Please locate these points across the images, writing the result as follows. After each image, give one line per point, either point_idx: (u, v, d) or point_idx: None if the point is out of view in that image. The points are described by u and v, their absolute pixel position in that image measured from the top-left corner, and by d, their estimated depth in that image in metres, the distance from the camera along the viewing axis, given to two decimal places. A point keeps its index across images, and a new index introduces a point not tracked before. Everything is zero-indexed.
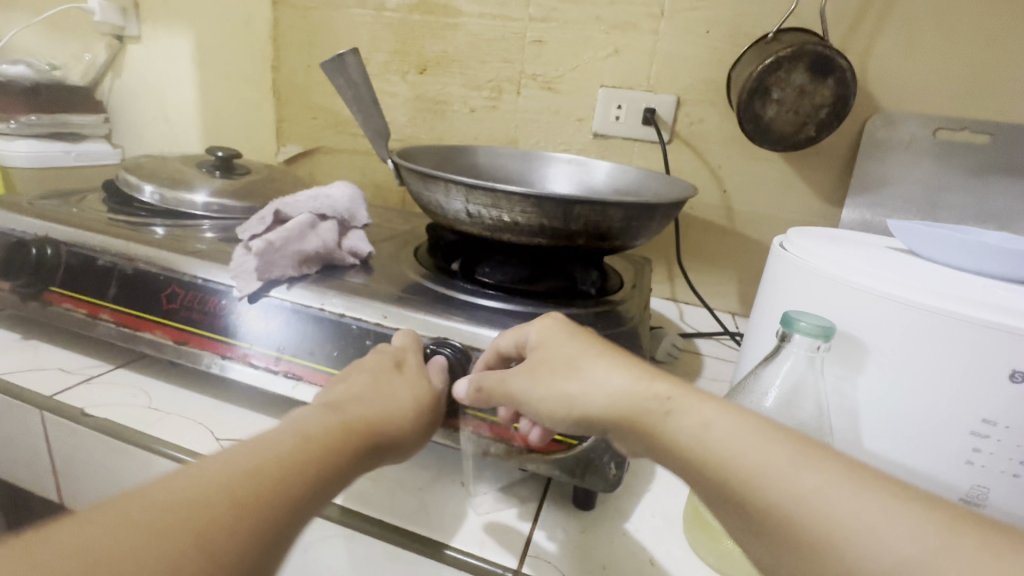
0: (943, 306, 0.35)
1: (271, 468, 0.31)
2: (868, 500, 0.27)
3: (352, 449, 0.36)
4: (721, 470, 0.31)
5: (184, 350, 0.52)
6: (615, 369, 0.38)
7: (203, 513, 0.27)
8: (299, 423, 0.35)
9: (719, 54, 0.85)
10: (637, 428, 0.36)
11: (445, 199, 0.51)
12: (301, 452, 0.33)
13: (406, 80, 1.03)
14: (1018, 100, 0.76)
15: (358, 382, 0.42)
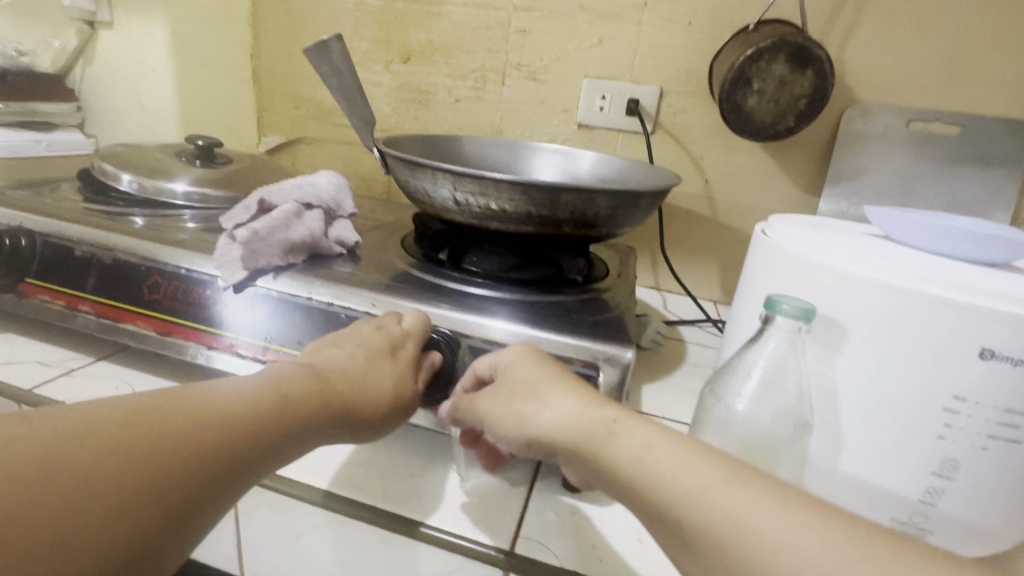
0: (918, 287, 0.37)
1: (228, 418, 0.36)
2: (790, 517, 0.31)
3: (311, 414, 0.40)
4: (662, 493, 0.34)
5: (168, 341, 0.51)
6: (571, 396, 0.41)
7: (155, 446, 0.33)
8: (274, 381, 0.40)
9: (701, 45, 0.86)
10: (586, 453, 0.39)
11: (433, 186, 0.51)
12: (260, 411, 0.37)
13: (389, 70, 1.02)
14: (984, 92, 0.79)
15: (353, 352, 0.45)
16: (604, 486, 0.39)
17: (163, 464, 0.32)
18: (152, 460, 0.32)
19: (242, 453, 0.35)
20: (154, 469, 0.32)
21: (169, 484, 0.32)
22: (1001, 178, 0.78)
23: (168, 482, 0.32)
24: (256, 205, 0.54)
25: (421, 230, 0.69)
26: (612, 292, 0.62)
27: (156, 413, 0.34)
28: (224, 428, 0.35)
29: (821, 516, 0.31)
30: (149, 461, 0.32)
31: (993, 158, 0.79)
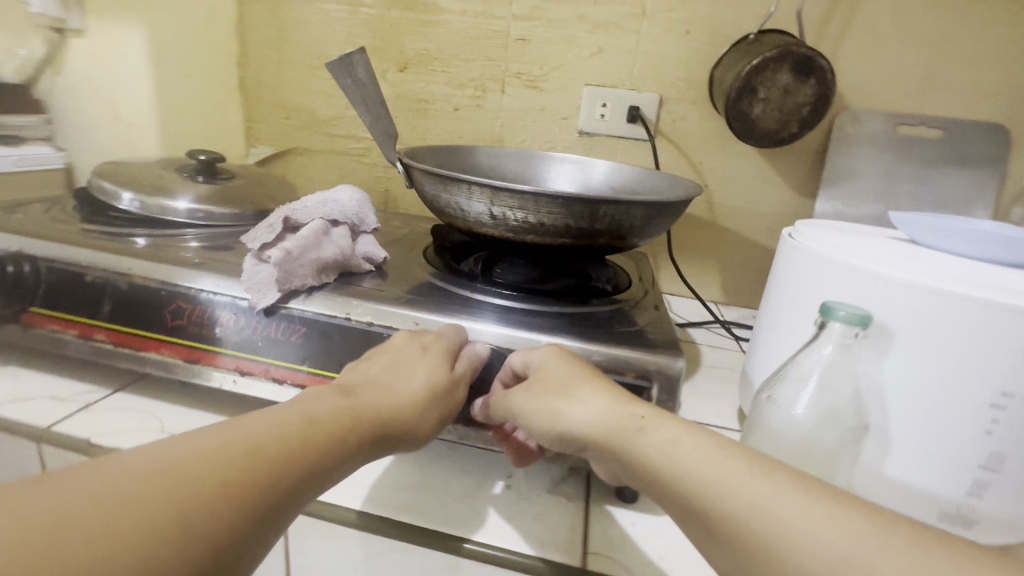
0: (962, 290, 0.38)
1: (255, 446, 0.34)
2: (812, 505, 0.31)
3: (342, 435, 0.38)
4: (690, 482, 0.35)
5: (197, 369, 0.49)
6: (600, 394, 0.43)
7: (184, 486, 0.30)
8: (301, 409, 0.38)
9: (700, 54, 0.88)
10: (616, 448, 0.40)
11: (467, 201, 0.51)
12: (289, 440, 0.35)
13: (385, 79, 1.00)
14: (966, 98, 0.83)
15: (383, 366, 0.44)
16: (633, 480, 0.39)
17: (194, 503, 0.30)
18: (182, 500, 0.30)
19: (275, 484, 0.33)
20: (185, 509, 0.29)
21: (203, 522, 0.30)
22: (983, 178, 0.83)
23: (202, 521, 0.30)
24: (280, 222, 0.52)
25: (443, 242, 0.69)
26: (639, 299, 0.62)
27: (182, 454, 0.32)
28: (251, 457, 0.33)
29: (840, 501, 0.31)
30: (180, 502, 0.30)
31: (976, 159, 0.83)
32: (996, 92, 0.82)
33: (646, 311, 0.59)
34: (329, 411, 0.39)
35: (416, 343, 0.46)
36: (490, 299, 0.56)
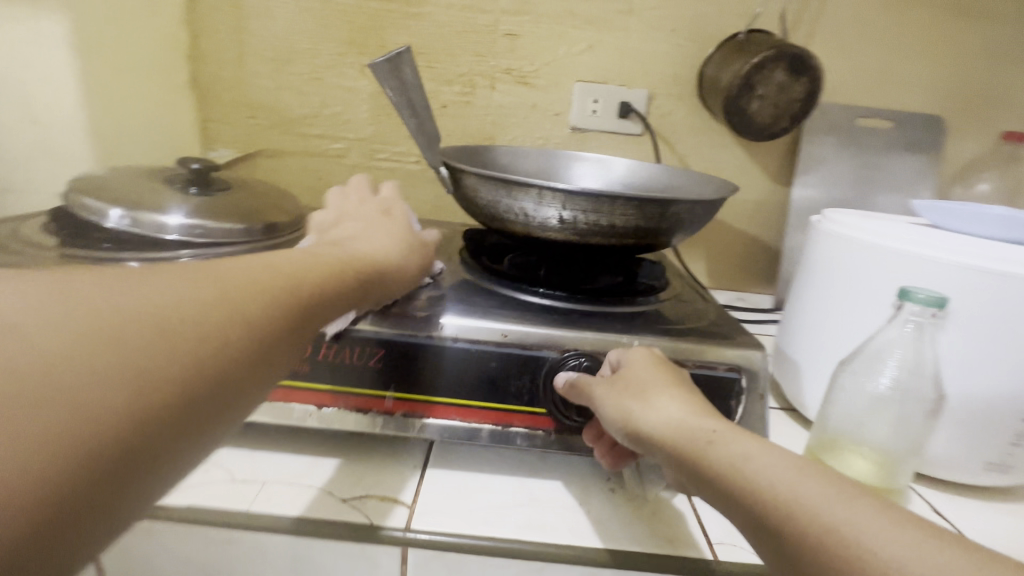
0: (1010, 270, 0.43)
1: (272, 276, 0.35)
2: (890, 525, 0.27)
3: (329, 294, 0.39)
4: (769, 502, 0.31)
5: (263, 406, 0.45)
6: (678, 401, 0.39)
7: (185, 319, 0.29)
8: (285, 263, 0.38)
9: (686, 51, 0.91)
10: (683, 458, 0.36)
11: (536, 206, 0.50)
12: (283, 291, 0.35)
13: (365, 74, 0.94)
14: (912, 92, 0.94)
15: (354, 243, 0.48)
16: (701, 495, 0.35)
17: (200, 338, 0.29)
18: (187, 334, 0.29)
19: (275, 328, 0.34)
20: (189, 340, 0.29)
21: (213, 355, 0.30)
22: (927, 162, 0.94)
23: (209, 354, 0.30)
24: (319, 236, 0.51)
25: (478, 244, 0.68)
26: (680, 292, 0.64)
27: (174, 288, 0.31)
28: (271, 287, 0.35)
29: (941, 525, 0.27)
30: (184, 336, 0.29)
31: (922, 146, 0.94)
32: (935, 87, 0.93)
33: (693, 305, 0.61)
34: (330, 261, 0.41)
35: (377, 234, 0.51)
36: (531, 300, 0.56)
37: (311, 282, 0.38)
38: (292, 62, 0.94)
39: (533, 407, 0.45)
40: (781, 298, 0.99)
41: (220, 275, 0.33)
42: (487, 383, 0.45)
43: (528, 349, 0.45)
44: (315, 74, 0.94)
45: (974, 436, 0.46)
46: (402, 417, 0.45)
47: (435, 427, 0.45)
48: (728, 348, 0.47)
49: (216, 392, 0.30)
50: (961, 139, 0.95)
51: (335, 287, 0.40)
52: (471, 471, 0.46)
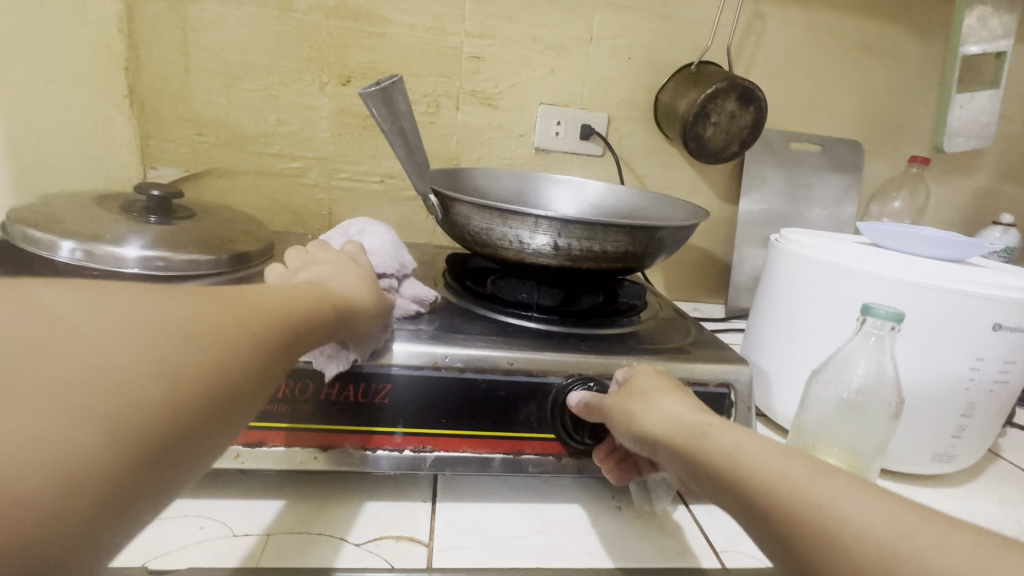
0: (948, 285, 0.50)
1: (242, 317, 0.31)
2: (870, 502, 0.27)
3: (317, 325, 0.37)
4: (762, 487, 0.30)
5: (263, 453, 0.43)
6: (680, 401, 0.39)
7: (194, 339, 0.28)
8: (278, 292, 0.36)
9: (641, 79, 0.97)
10: (680, 451, 0.35)
11: (531, 233, 0.51)
12: (281, 318, 0.34)
13: (325, 92, 0.90)
14: (836, 120, 1.04)
15: (331, 278, 0.42)
16: (699, 491, 0.34)
17: (207, 359, 0.28)
18: (192, 356, 0.28)
19: (273, 353, 0.32)
20: (195, 363, 0.28)
21: (216, 378, 0.28)
22: (849, 182, 1.06)
23: (213, 377, 0.28)
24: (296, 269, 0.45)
25: (460, 266, 0.69)
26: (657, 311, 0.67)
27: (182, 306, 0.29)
28: (240, 329, 0.31)
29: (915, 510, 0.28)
30: (189, 358, 0.28)
31: (845, 167, 1.05)
32: (855, 115, 1.04)
33: (672, 322, 0.65)
34: (304, 297, 0.37)
35: (353, 266, 0.46)
36: (522, 324, 0.57)
37: (281, 325, 0.34)
38: (245, 77, 0.88)
39: (543, 433, 0.46)
40: (730, 307, 1.06)
41: (182, 312, 0.29)
42: (496, 411, 0.45)
43: (536, 376, 0.46)
44: (270, 90, 0.89)
45: (917, 432, 0.53)
46: (412, 452, 0.44)
47: (447, 459, 0.45)
48: (715, 364, 0.52)
49: (214, 416, 0.28)
50: (876, 161, 1.07)
51: (320, 319, 0.37)
52: (482, 500, 0.46)
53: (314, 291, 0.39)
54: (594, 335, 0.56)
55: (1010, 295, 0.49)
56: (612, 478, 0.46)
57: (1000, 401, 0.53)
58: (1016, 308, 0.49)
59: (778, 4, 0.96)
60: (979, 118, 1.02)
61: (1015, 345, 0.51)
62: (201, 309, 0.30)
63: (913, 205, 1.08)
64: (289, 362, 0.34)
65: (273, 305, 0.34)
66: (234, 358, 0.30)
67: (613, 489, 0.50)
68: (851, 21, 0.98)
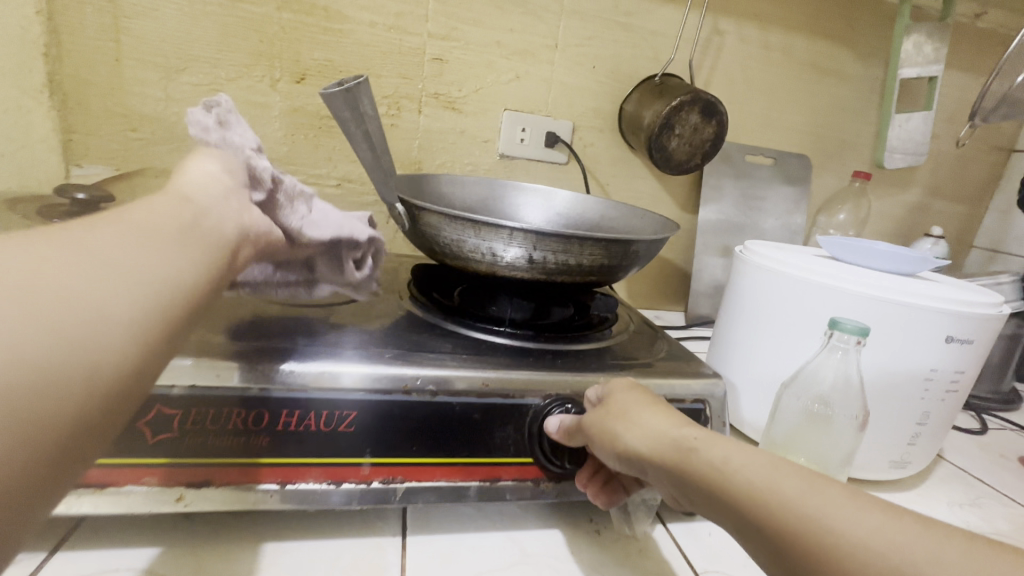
0: (905, 299, 0.52)
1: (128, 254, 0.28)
2: (862, 512, 0.26)
3: (208, 250, 0.33)
4: (754, 505, 0.29)
5: (211, 493, 0.38)
6: (661, 415, 0.37)
7: (87, 298, 0.25)
8: (159, 220, 0.31)
9: (605, 88, 0.97)
10: (668, 473, 0.34)
11: (503, 245, 0.49)
12: (176, 254, 0.30)
13: (277, 90, 0.84)
14: (787, 134, 1.08)
15: (190, 191, 0.36)
16: (692, 507, 0.33)
17: (109, 315, 0.25)
18: (87, 317, 0.24)
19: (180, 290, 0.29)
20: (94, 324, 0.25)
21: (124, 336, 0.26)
22: (798, 194, 1.10)
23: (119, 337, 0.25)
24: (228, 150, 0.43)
25: (425, 278, 0.66)
26: (627, 324, 0.67)
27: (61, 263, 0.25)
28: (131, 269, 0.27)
29: None
30: (86, 320, 0.24)
31: (795, 180, 1.10)
32: (804, 131, 1.09)
33: (642, 335, 0.64)
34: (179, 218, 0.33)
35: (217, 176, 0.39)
36: (492, 338, 0.54)
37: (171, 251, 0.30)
38: (186, 70, 0.81)
39: (521, 457, 0.44)
40: (690, 314, 1.08)
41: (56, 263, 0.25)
42: (471, 436, 0.43)
43: (513, 397, 0.44)
44: (214, 85, 0.82)
45: (879, 440, 0.55)
46: (381, 483, 0.41)
47: (418, 490, 0.42)
48: (689, 380, 0.52)
49: (137, 375, 0.26)
50: (823, 175, 1.13)
51: (206, 242, 0.33)
52: (457, 531, 0.44)
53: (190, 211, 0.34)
54: (569, 350, 0.54)
55: (960, 308, 0.52)
56: (601, 503, 0.45)
57: (954, 407, 0.55)
58: (965, 321, 0.52)
59: (735, 21, 0.98)
60: (913, 137, 1.09)
61: (965, 356, 0.53)
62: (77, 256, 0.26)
63: (857, 217, 1.14)
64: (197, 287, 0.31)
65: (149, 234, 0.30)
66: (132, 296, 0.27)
67: (590, 511, 0.48)
68: (802, 41, 1.02)
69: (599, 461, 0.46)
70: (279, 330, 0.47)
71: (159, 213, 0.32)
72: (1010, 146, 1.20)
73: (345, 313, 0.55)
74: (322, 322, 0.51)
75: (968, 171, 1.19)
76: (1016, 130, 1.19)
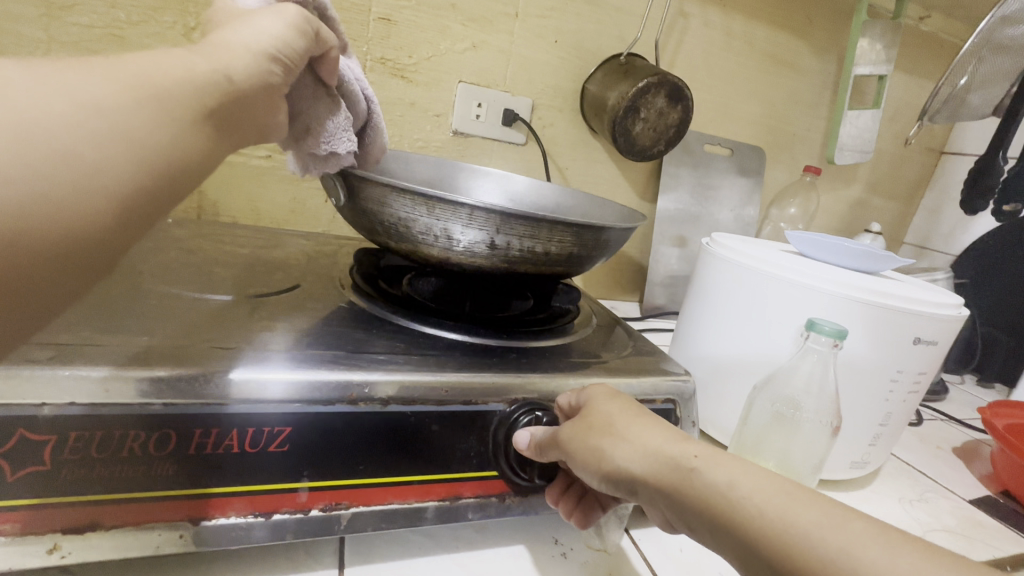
0: (879, 301, 0.50)
1: (153, 114, 0.24)
2: (886, 548, 0.23)
3: (214, 133, 0.27)
4: (768, 538, 0.26)
5: (99, 539, 0.30)
6: (655, 430, 0.33)
7: (44, 164, 0.21)
8: (178, 82, 0.25)
9: (566, 65, 0.91)
10: (667, 499, 0.31)
11: (460, 228, 0.43)
12: (171, 128, 0.25)
13: (189, 39, 0.70)
14: (744, 125, 1.07)
15: (229, 40, 0.28)
16: (690, 534, 0.30)
17: (54, 196, 0.22)
18: (36, 197, 0.21)
19: (152, 176, 0.24)
20: (28, 202, 0.21)
21: (72, 225, 0.22)
22: (752, 186, 1.10)
23: (67, 225, 0.22)
24: (319, 34, 0.33)
25: (368, 264, 0.58)
26: (590, 317, 0.62)
27: (34, 113, 0.21)
28: (149, 129, 0.24)
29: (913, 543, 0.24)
30: (31, 200, 0.21)
31: (749, 172, 1.10)
32: (760, 122, 1.09)
33: (606, 330, 0.60)
34: (209, 76, 0.26)
35: (282, 45, 0.30)
36: (442, 332, 0.47)
37: (193, 115, 0.25)
38: (73, 8, 0.65)
39: (484, 471, 0.39)
40: (646, 304, 1.06)
41: (74, 106, 0.22)
42: (428, 449, 0.37)
43: (475, 404, 0.38)
44: (111, 29, 0.67)
45: (846, 441, 0.54)
46: (322, 510, 0.35)
47: (367, 516, 0.36)
48: (661, 380, 0.48)
49: (84, 258, 0.23)
50: (775, 168, 1.14)
51: (216, 123, 0.27)
52: (407, 557, 0.38)
53: (217, 63, 0.27)
54: (534, 348, 0.49)
55: (933, 314, 0.51)
56: (575, 521, 0.42)
57: (914, 408, 0.56)
58: (933, 325, 0.51)
59: (701, 4, 0.95)
60: (863, 135, 1.10)
61: (928, 360, 0.53)
62: (97, 102, 0.23)
63: (806, 211, 1.16)
64: (207, 156, 0.27)
65: (181, 90, 0.25)
66: (137, 160, 0.24)
67: (555, 530, 0.44)
68: (762, 30, 1.01)
69: (570, 475, 0.42)
70: (187, 327, 0.38)
71: (197, 65, 0.26)
72: (940, 148, 1.26)
73: (274, 303, 0.46)
74: (244, 316, 0.42)
75: (904, 171, 1.25)
76: (947, 133, 1.25)
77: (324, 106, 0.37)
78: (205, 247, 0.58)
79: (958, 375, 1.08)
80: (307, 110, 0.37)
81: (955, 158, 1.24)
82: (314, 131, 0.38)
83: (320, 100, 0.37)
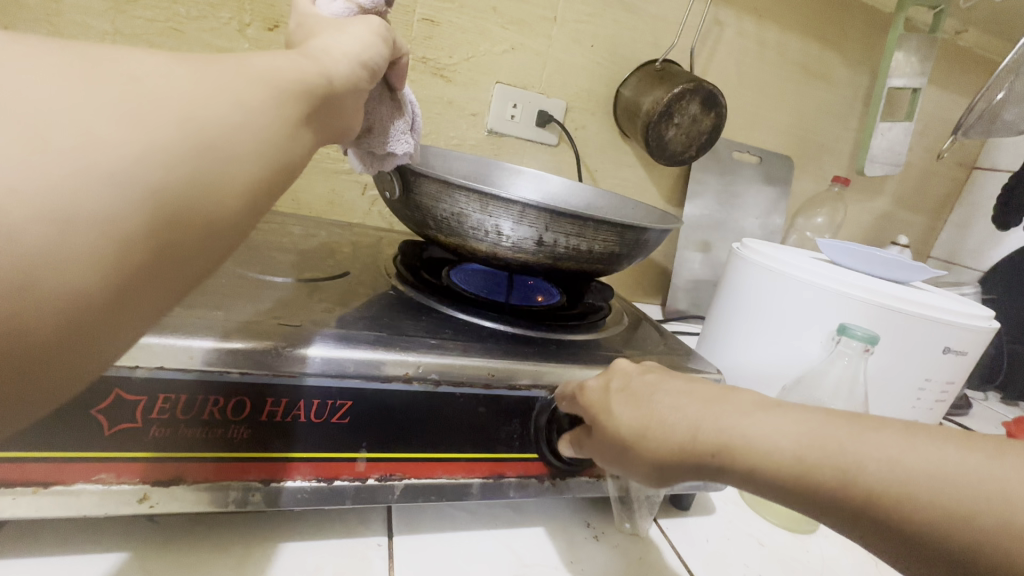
0: (910, 309, 0.52)
1: (270, 106, 0.25)
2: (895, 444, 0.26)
3: (311, 136, 0.28)
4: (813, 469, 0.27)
5: (183, 491, 0.33)
6: (675, 400, 0.32)
7: (188, 153, 0.22)
8: (289, 84, 0.26)
9: (600, 69, 0.93)
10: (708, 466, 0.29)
11: (509, 221, 0.45)
12: (288, 125, 0.26)
13: (244, 34, 0.73)
14: (774, 134, 1.08)
15: (323, 48, 0.30)
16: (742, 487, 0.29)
17: (196, 183, 0.22)
18: (181, 183, 0.21)
19: (271, 169, 0.25)
20: (179, 189, 0.21)
21: (203, 211, 0.22)
22: (779, 195, 1.11)
23: (199, 210, 0.22)
24: (395, 43, 0.36)
25: (411, 253, 0.61)
26: (621, 314, 0.64)
27: (170, 101, 0.22)
28: (268, 120, 0.25)
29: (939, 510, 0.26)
30: (178, 185, 0.21)
31: (777, 181, 1.10)
32: (790, 131, 1.09)
33: (635, 327, 0.62)
34: (311, 78, 0.28)
35: (371, 53, 0.33)
36: (479, 320, 0.50)
37: (301, 112, 0.27)
38: (138, 2, 0.68)
39: (524, 453, 0.42)
40: (668, 308, 1.07)
41: (206, 95, 0.23)
42: (474, 428, 0.40)
43: (521, 390, 0.41)
44: (171, 23, 0.70)
45: None
46: (378, 480, 0.38)
47: (418, 488, 0.39)
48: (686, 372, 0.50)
49: (212, 243, 0.23)
50: (803, 178, 1.14)
51: (313, 124, 0.28)
52: (445, 530, 0.41)
53: (315, 64, 0.29)
54: (570, 339, 0.51)
55: (964, 323, 0.52)
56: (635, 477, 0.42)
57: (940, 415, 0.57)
58: (964, 335, 0.53)
59: (736, 13, 0.96)
60: (895, 147, 1.10)
61: (956, 370, 0.55)
62: (226, 94, 0.23)
63: (832, 221, 1.16)
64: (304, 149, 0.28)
65: (292, 90, 0.26)
66: (261, 149, 0.24)
67: (586, 515, 0.46)
68: (796, 41, 1.02)
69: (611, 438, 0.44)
70: (252, 305, 0.41)
71: (297, 67, 0.28)
72: (971, 163, 1.26)
73: (328, 288, 0.49)
74: (303, 298, 0.45)
75: (932, 185, 1.25)
76: (978, 148, 1.25)
77: (388, 110, 0.39)
78: (257, 233, 0.61)
79: (981, 392, 1.07)
80: (372, 111, 0.38)
81: (986, 173, 1.23)
82: (375, 132, 0.39)
83: (385, 104, 0.39)
